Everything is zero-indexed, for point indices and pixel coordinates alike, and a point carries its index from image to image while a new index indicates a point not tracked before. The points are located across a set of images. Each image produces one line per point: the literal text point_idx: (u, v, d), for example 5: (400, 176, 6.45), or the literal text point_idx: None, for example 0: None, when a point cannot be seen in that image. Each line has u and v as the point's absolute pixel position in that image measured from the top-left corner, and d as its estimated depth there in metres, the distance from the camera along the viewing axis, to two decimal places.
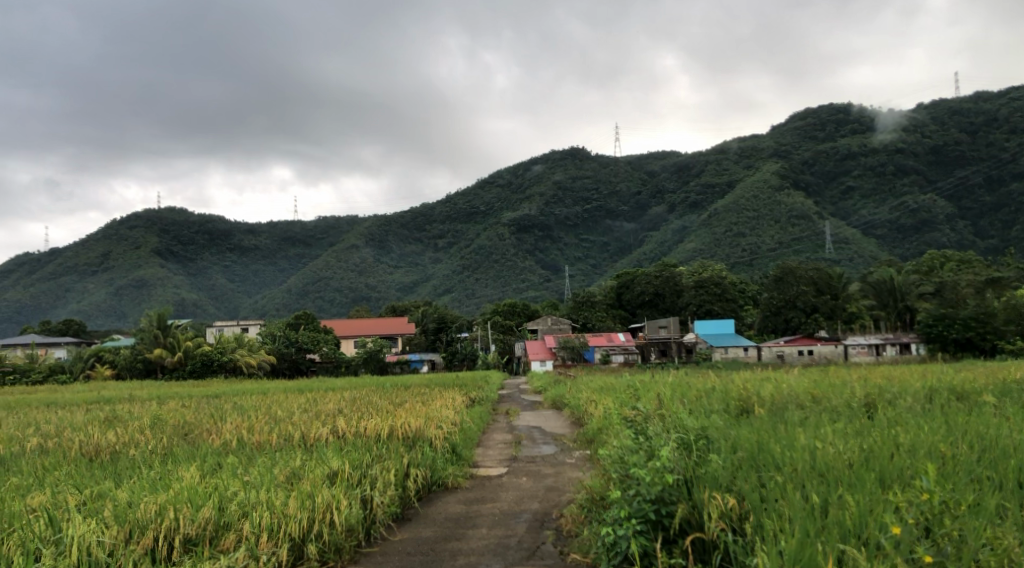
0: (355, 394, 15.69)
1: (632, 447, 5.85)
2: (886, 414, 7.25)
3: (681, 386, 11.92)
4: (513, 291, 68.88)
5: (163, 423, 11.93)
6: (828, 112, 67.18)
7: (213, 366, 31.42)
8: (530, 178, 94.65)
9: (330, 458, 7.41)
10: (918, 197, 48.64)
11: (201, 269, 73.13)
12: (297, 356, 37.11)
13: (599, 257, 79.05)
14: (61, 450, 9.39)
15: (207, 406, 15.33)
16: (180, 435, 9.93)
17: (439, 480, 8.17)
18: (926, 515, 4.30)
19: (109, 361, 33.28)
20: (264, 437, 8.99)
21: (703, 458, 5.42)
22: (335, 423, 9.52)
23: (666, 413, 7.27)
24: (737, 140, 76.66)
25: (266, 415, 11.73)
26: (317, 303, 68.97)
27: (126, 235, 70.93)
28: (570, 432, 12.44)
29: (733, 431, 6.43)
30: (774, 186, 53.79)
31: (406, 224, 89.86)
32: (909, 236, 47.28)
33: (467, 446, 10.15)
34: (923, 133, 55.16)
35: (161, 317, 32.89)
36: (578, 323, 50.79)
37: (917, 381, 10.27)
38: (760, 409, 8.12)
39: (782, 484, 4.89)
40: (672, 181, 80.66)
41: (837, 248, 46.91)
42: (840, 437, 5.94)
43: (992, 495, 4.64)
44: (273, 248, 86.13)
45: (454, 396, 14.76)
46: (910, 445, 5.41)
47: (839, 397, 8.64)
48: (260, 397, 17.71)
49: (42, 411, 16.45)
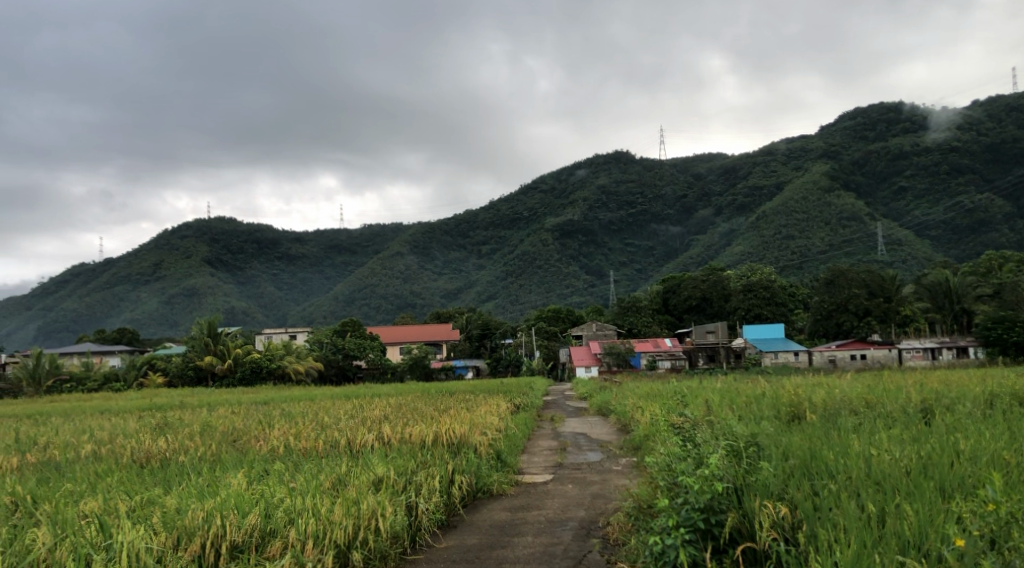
0: (400, 401, 15.79)
1: (679, 455, 5.72)
2: (944, 420, 6.98)
3: (729, 393, 11.72)
4: (558, 296, 68.70)
5: (213, 430, 12.17)
6: (878, 111, 65.52)
7: (262, 373, 32.40)
8: (574, 183, 94.40)
9: (375, 465, 7.44)
10: (974, 197, 46.71)
11: (250, 277, 74.69)
12: (344, 363, 37.61)
13: (644, 262, 78.42)
14: (116, 456, 9.63)
15: (256, 413, 15.64)
16: (229, 442, 10.10)
17: (484, 487, 8.15)
18: (990, 529, 4.10)
19: (161, 369, 34.14)
20: (310, 444, 9.07)
21: (753, 466, 5.26)
22: (380, 429, 9.58)
23: (713, 420, 7.12)
24: (784, 141, 75.26)
25: (312, 421, 11.88)
26: (363, 310, 69.84)
27: (178, 245, 72.78)
28: (616, 439, 12.34)
29: (784, 438, 6.26)
30: (823, 188, 52.64)
31: (450, 231, 90.45)
32: (966, 237, 45.76)
33: (512, 453, 10.11)
34: (979, 130, 53.40)
35: (211, 325, 33.60)
36: (623, 328, 50.38)
37: (977, 387, 9.90)
38: (811, 415, 7.89)
39: (836, 493, 4.73)
40: (718, 184, 79.64)
41: (890, 250, 45.67)
42: (897, 444, 5.73)
43: None
44: (319, 256, 87.50)
45: (499, 403, 14.78)
46: (972, 454, 5.17)
47: (893, 402, 8.37)
48: (307, 403, 18.00)
49: (98, 418, 16.94)
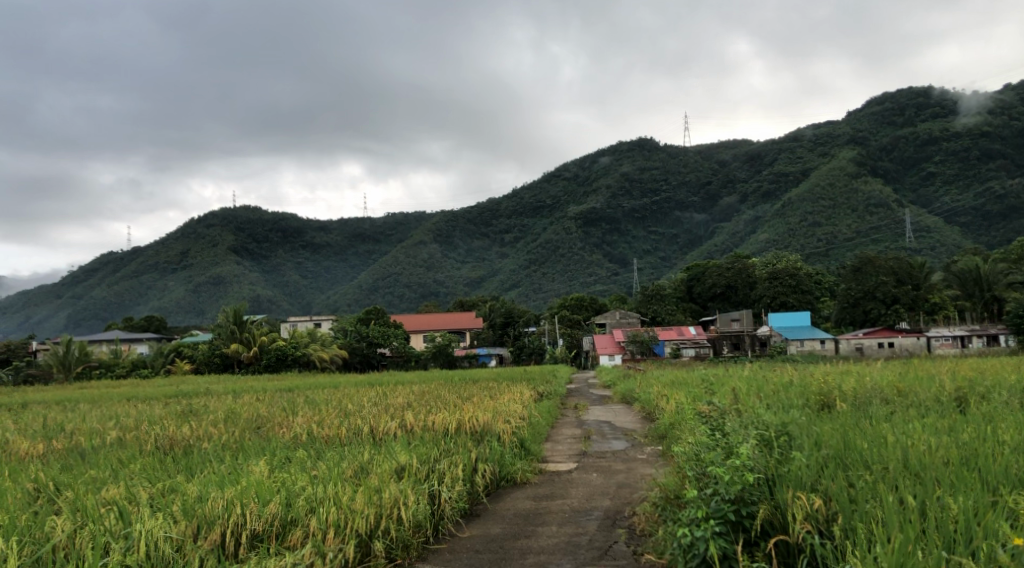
0: (424, 388, 15.76)
1: (707, 444, 5.56)
2: (981, 408, 6.75)
3: (756, 380, 11.55)
4: (581, 284, 68.41)
5: (237, 416, 12.23)
6: (907, 96, 64.29)
7: (288, 360, 32.52)
8: (597, 170, 93.80)
9: (399, 453, 7.37)
10: (1005, 182, 45.42)
11: (275, 266, 75.30)
12: (368, 351, 37.82)
13: (667, 250, 77.88)
14: (140, 442, 9.70)
15: (281, 400, 15.73)
16: (253, 428, 10.12)
17: (508, 476, 8.06)
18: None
19: (188, 356, 34.50)
20: (332, 432, 9.04)
21: (784, 456, 5.10)
22: (403, 416, 9.52)
23: (741, 408, 6.95)
24: (811, 127, 74.13)
25: (336, 408, 11.88)
26: (386, 298, 70.13)
27: (204, 234, 73.44)
28: (640, 427, 12.21)
29: (814, 426, 6.08)
30: (850, 174, 51.81)
31: (473, 219, 90.42)
32: (997, 224, 44.80)
33: (536, 441, 10.00)
34: (1011, 115, 52.18)
35: (237, 313, 33.86)
36: (647, 316, 50.04)
37: (1011, 375, 9.60)
38: (841, 404, 7.68)
39: (872, 484, 4.56)
40: (743, 172, 78.73)
41: (918, 237, 44.86)
42: (932, 434, 5.52)
43: None
44: (343, 245, 87.94)
45: (523, 392, 14.73)
46: (1015, 442, 4.95)
47: (927, 391, 8.13)
48: (331, 391, 18.07)
49: (125, 405, 17.08)
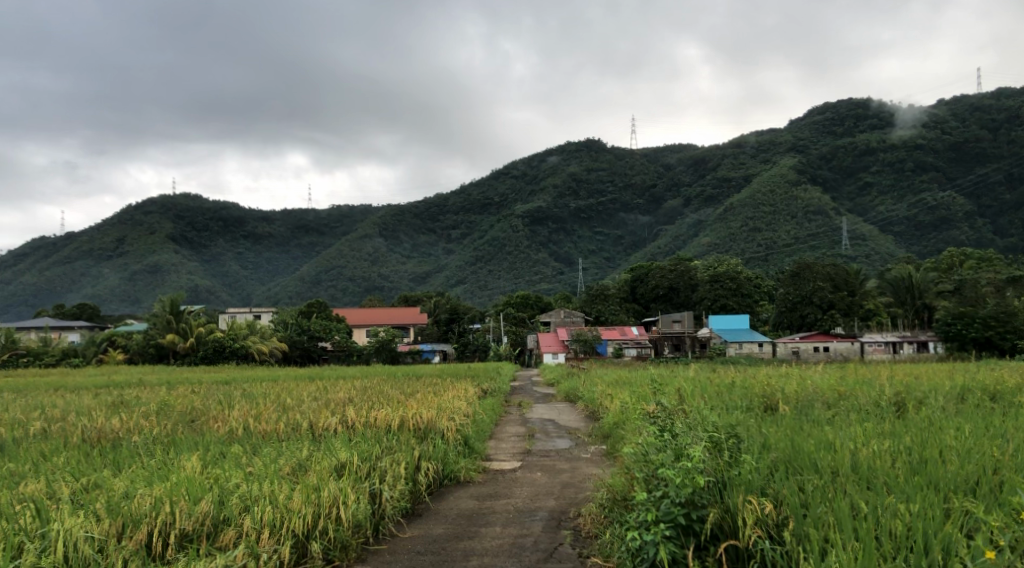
0: (364, 384, 15.30)
1: (656, 445, 5.49)
2: (919, 414, 6.85)
3: (699, 381, 11.61)
4: (527, 282, 68.43)
5: (171, 409, 11.75)
6: (847, 107, 66.43)
7: (225, 353, 31.57)
8: (545, 169, 94.11)
9: (339, 449, 7.13)
10: (937, 194, 47.69)
11: (215, 255, 73.26)
12: (309, 344, 37.08)
13: (613, 250, 78.65)
14: (66, 435, 9.19)
15: (218, 392, 15.19)
16: (187, 422, 9.70)
17: (451, 474, 7.87)
18: (996, 540, 3.90)
19: (122, 346, 33.24)
20: (270, 426, 8.70)
21: (735, 459, 5.06)
22: (344, 412, 9.22)
23: (689, 409, 6.90)
24: (754, 134, 75.85)
25: (275, 402, 11.47)
26: (330, 291, 68.96)
27: (142, 221, 70.83)
28: (585, 426, 12.14)
29: (761, 429, 6.07)
30: (790, 182, 53.18)
31: (420, 214, 89.57)
32: (927, 234, 46.57)
33: (480, 439, 9.83)
34: (943, 129, 54.43)
35: (173, 303, 32.75)
36: (591, 316, 50.25)
37: (945, 380, 9.81)
38: (785, 406, 7.73)
39: (822, 489, 4.56)
40: (689, 176, 80.21)
41: (854, 245, 46.22)
42: (876, 438, 5.57)
43: None
44: (286, 236, 86.13)
45: (466, 388, 14.51)
46: (957, 447, 5.02)
47: (867, 395, 8.23)
48: (270, 384, 17.58)
49: (52, 395, 16.29)
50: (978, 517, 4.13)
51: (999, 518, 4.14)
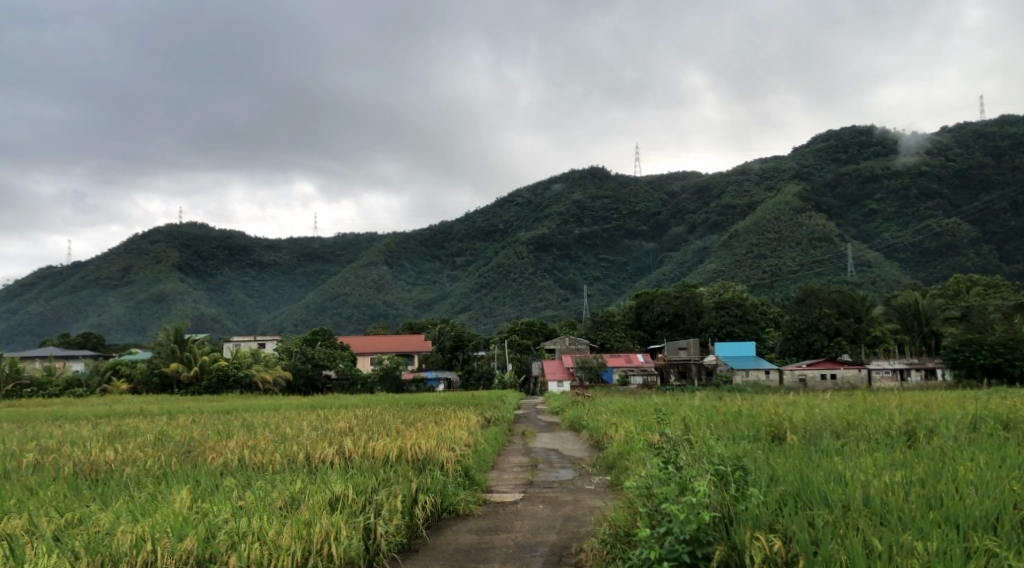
0: (367, 413, 15.07)
1: (659, 478, 5.30)
2: (931, 443, 6.63)
3: (705, 409, 11.33)
4: (531, 309, 68.27)
5: (168, 439, 11.53)
6: (850, 134, 66.69)
7: (229, 382, 31.34)
8: (549, 197, 94.45)
9: (334, 482, 6.93)
10: (941, 221, 47.65)
11: (220, 284, 73.27)
12: (313, 373, 36.86)
13: (617, 277, 78.59)
14: (57, 466, 8.99)
15: (217, 422, 14.93)
16: (181, 453, 9.48)
17: (450, 507, 7.65)
18: None
19: (126, 375, 33.08)
20: (265, 458, 8.51)
21: (741, 493, 4.86)
22: (342, 442, 9.00)
23: (693, 439, 6.69)
24: (757, 162, 76.16)
25: (273, 433, 11.25)
26: (335, 319, 68.89)
27: (148, 250, 70.79)
28: (588, 456, 11.89)
29: (769, 461, 5.86)
30: (795, 209, 53.12)
31: (424, 241, 89.73)
32: (933, 260, 46.41)
33: (480, 470, 9.58)
34: (946, 156, 54.64)
35: (178, 331, 32.63)
36: (596, 343, 50.02)
37: (956, 408, 9.56)
38: (792, 436, 7.52)
39: (834, 525, 4.34)
40: (692, 203, 80.41)
41: (859, 271, 45.99)
42: (888, 469, 5.36)
43: None
44: (291, 264, 86.26)
45: (469, 417, 14.29)
46: (976, 481, 4.78)
47: (875, 424, 7.99)
48: (272, 413, 17.33)
49: (51, 425, 16.02)
50: (1005, 560, 3.89)
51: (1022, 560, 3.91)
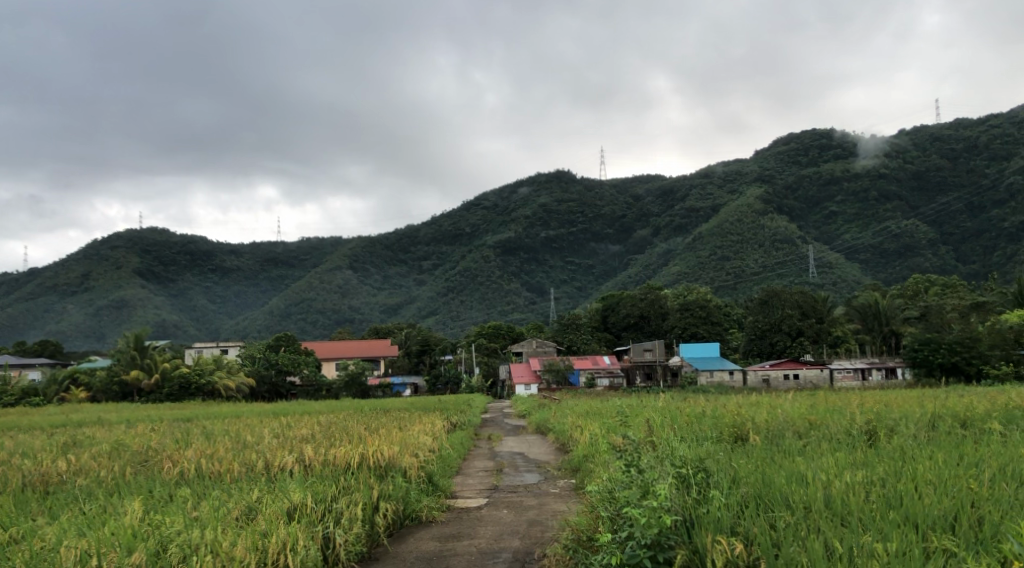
0: (331, 419, 14.82)
1: (622, 481, 5.25)
2: (891, 442, 6.69)
3: (670, 411, 11.36)
4: (498, 312, 68.20)
5: (124, 448, 11.20)
6: (810, 138, 67.90)
7: (191, 389, 30.68)
8: (516, 200, 94.59)
9: (293, 490, 6.75)
10: (900, 222, 48.77)
11: (182, 290, 71.83)
12: (277, 379, 36.37)
13: (584, 280, 78.99)
14: (5, 479, 8.65)
15: (177, 430, 14.53)
16: (137, 462, 9.21)
17: (412, 515, 7.52)
18: None
19: (84, 384, 32.22)
20: (223, 466, 8.28)
21: (704, 495, 4.85)
22: (303, 450, 8.79)
23: (656, 441, 6.68)
24: (720, 165, 77.15)
25: (233, 441, 10.97)
26: (300, 324, 68.03)
27: (107, 254, 69.06)
28: (555, 460, 11.80)
29: (732, 462, 5.84)
30: (757, 211, 53.89)
31: (390, 246, 89.09)
32: (893, 261, 47.38)
33: (445, 476, 9.47)
34: (904, 158, 56.07)
35: (138, 338, 31.88)
36: (563, 345, 50.07)
37: (916, 407, 9.65)
38: (755, 437, 7.55)
39: (795, 527, 4.33)
40: (657, 206, 81.19)
41: (820, 272, 46.77)
42: (850, 468, 5.38)
43: None
44: (255, 269, 84.97)
45: (434, 421, 14.13)
46: (936, 479, 4.80)
47: (837, 424, 8.03)
48: (233, 421, 16.96)
49: (4, 436, 15.47)
50: (967, 561, 3.89)
51: (981, 560, 3.92)
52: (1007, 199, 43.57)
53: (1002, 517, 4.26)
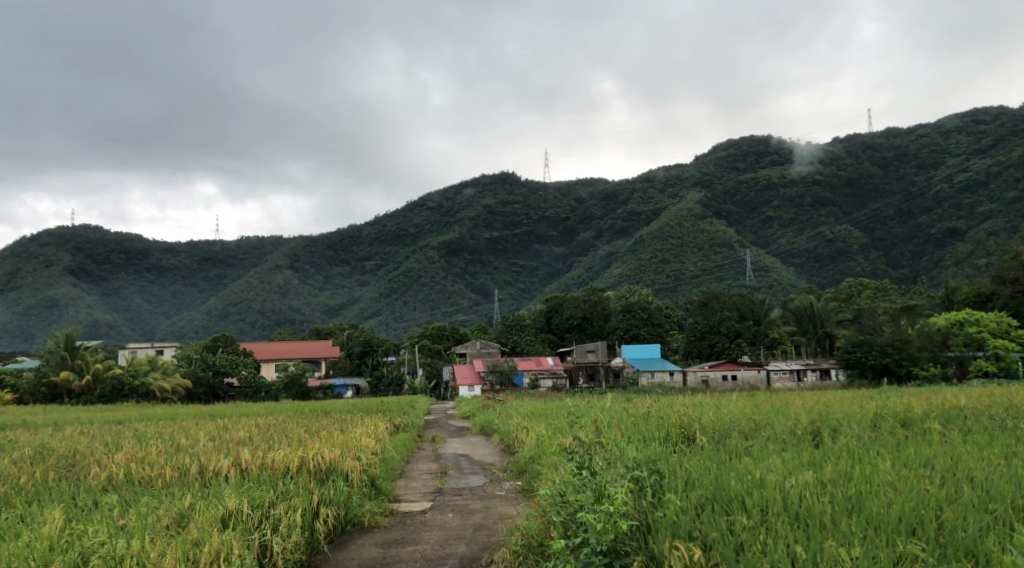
0: (269, 422, 14.31)
1: (574, 483, 5.10)
2: (834, 443, 6.70)
3: (618, 411, 11.35)
4: (442, 314, 67.78)
5: (49, 453, 10.53)
6: (748, 143, 69.57)
7: (125, 391, 29.44)
8: (460, 201, 94.28)
9: (230, 495, 6.38)
10: (834, 227, 50.35)
11: (116, 288, 69.01)
12: (215, 381, 35.34)
13: (527, 282, 79.29)
14: None
15: (108, 434, 13.79)
16: (62, 468, 8.64)
17: (354, 519, 7.20)
18: None
19: (10, 386, 30.61)
20: (155, 471, 7.82)
21: (660, 500, 4.75)
22: (240, 453, 8.37)
23: (604, 442, 6.55)
24: (662, 169, 78.43)
25: (166, 444, 10.41)
26: (238, 325, 66.20)
27: (36, 251, 65.78)
28: (500, 461, 11.65)
29: (682, 463, 5.76)
30: (697, 215, 54.81)
31: (332, 246, 87.54)
32: (826, 265, 48.87)
33: (388, 478, 9.21)
34: (838, 165, 57.95)
35: (69, 338, 30.35)
36: (506, 347, 49.87)
37: (854, 408, 9.83)
38: (702, 437, 7.50)
39: (755, 530, 4.25)
40: (600, 210, 82.14)
41: (757, 276, 47.90)
42: (799, 469, 5.34)
43: (1000, 535, 4.06)
44: (191, 268, 82.33)
45: (376, 423, 13.77)
46: (894, 481, 4.77)
47: (783, 425, 8.00)
48: (167, 423, 16.18)
49: None
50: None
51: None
52: (934, 206, 45.43)
53: (963, 519, 4.25)
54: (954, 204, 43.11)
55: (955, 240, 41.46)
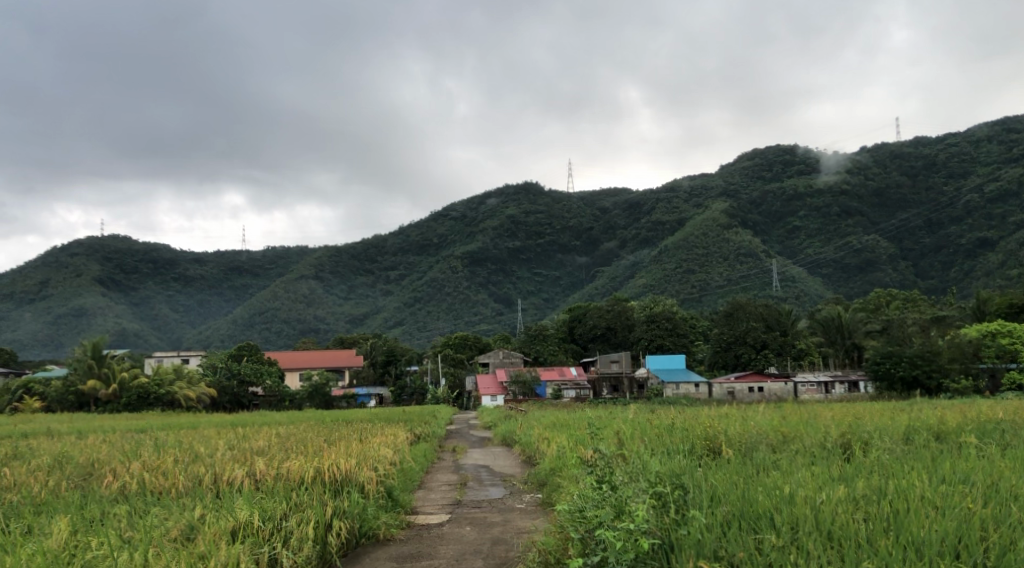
0: (289, 431, 14.14)
1: (593, 498, 4.86)
2: (865, 456, 6.40)
3: (640, 422, 11.07)
4: (465, 323, 67.66)
5: (68, 461, 10.46)
6: (774, 153, 68.88)
7: (150, 399, 29.58)
8: (484, 211, 94.29)
9: (239, 507, 6.22)
10: (861, 237, 49.59)
11: (144, 298, 69.77)
12: (239, 390, 35.52)
13: (551, 291, 79.14)
14: None
15: (126, 442, 13.69)
16: (78, 477, 8.56)
17: (368, 532, 7.02)
18: None
19: (39, 393, 30.93)
20: (167, 481, 7.69)
21: (683, 517, 4.52)
22: (254, 463, 8.21)
23: (625, 454, 6.32)
24: (687, 178, 77.94)
25: (185, 453, 10.29)
26: (263, 334, 66.64)
27: (66, 261, 66.72)
28: (520, 474, 11.34)
29: (706, 477, 5.49)
30: (723, 225, 54.19)
31: (356, 256, 87.94)
32: (853, 276, 48.10)
33: (406, 490, 8.98)
34: (865, 174, 57.14)
35: (96, 347, 30.61)
36: (529, 356, 49.61)
37: (886, 420, 9.52)
38: (728, 450, 7.20)
39: (785, 549, 4.01)
40: (624, 220, 81.77)
41: (784, 286, 47.21)
42: (829, 484, 5.06)
43: None
44: (218, 278, 83.09)
45: (397, 434, 13.58)
46: (929, 498, 4.49)
47: (811, 438, 7.69)
48: (189, 432, 16.10)
49: None
50: None
51: None
52: (964, 216, 44.61)
53: (1011, 544, 3.97)
54: (986, 214, 42.30)
55: (985, 250, 40.64)
